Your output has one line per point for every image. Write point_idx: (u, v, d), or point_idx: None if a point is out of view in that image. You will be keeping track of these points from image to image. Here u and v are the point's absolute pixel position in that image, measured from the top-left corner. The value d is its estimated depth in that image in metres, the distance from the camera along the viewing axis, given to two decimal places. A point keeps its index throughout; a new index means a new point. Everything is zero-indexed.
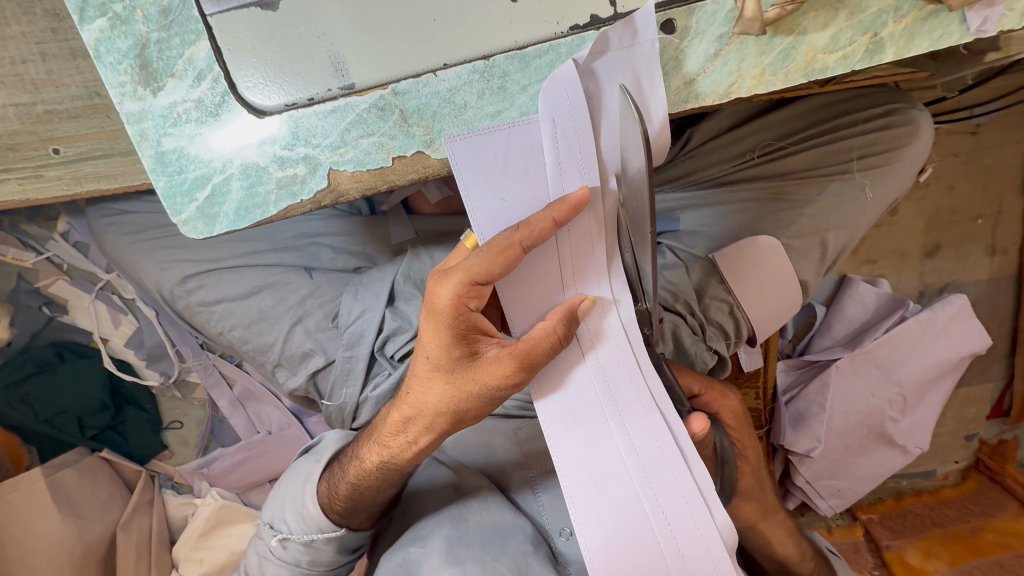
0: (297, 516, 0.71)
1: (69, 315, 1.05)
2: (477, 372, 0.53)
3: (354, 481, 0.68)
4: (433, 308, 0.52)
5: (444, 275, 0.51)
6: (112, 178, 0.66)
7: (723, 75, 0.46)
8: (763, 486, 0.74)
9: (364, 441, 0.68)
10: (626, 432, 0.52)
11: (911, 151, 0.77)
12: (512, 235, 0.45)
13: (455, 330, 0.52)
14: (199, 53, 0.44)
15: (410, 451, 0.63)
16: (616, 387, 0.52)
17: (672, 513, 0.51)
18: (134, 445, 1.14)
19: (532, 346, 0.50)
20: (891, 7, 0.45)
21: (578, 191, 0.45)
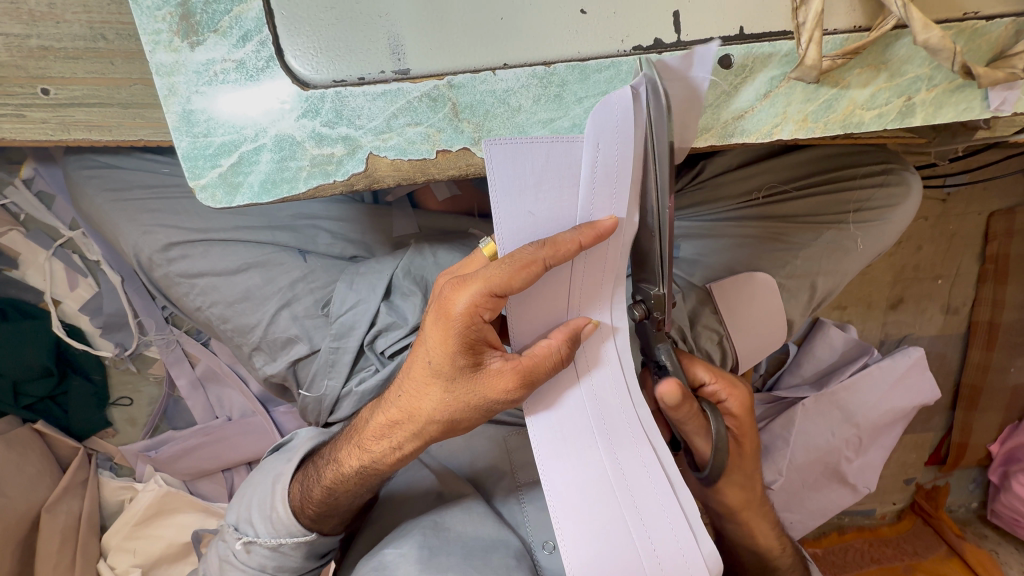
0: (265, 519, 0.67)
1: (19, 270, 0.96)
2: (480, 385, 0.51)
3: (328, 484, 0.64)
4: (441, 313, 0.49)
5: (458, 281, 0.49)
6: (106, 129, 0.62)
7: (769, 115, 0.48)
8: (752, 474, 0.71)
9: (343, 441, 0.65)
10: (616, 458, 0.52)
11: (900, 210, 0.82)
12: (537, 251, 0.44)
13: (463, 340, 0.49)
14: (249, 13, 0.41)
15: (394, 456, 0.60)
16: (609, 412, 0.53)
17: (660, 540, 0.50)
18: (74, 420, 1.04)
19: (539, 364, 0.49)
20: (926, 75, 0.48)
21: (606, 220, 0.45)
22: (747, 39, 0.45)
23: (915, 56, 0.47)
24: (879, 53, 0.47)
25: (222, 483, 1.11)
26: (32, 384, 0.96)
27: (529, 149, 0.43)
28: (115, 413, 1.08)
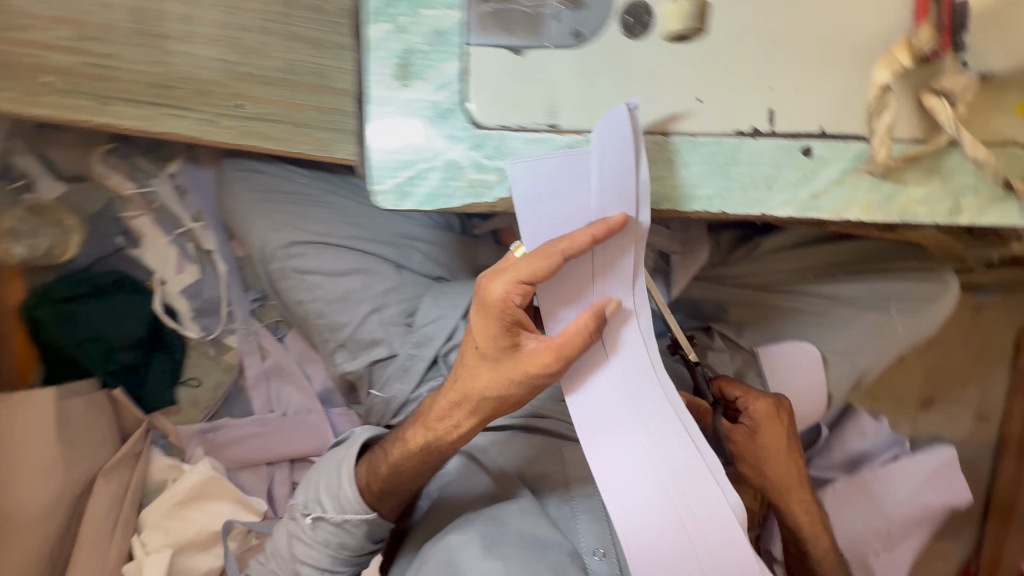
0: (332, 497, 0.73)
1: (138, 250, 1.07)
2: (519, 365, 0.58)
3: (394, 462, 0.71)
4: (482, 303, 0.57)
5: (497, 273, 0.56)
6: (279, 141, 0.77)
7: (840, 198, 0.57)
8: (786, 462, 0.82)
9: (408, 424, 0.72)
10: (647, 427, 0.59)
11: (939, 305, 0.90)
12: (556, 245, 0.52)
13: (502, 325, 0.57)
14: (449, 69, 0.55)
15: (451, 434, 0.67)
16: (636, 389, 0.59)
17: (692, 494, 0.59)
18: (147, 392, 1.12)
19: (571, 344, 0.56)
20: (972, 185, 0.58)
21: (616, 216, 0.53)
22: (828, 136, 0.56)
23: (963, 168, 0.58)
24: (934, 162, 0.58)
25: (264, 478, 1.16)
26: (124, 351, 1.07)
27: (545, 161, 0.52)
28: (182, 393, 1.16)
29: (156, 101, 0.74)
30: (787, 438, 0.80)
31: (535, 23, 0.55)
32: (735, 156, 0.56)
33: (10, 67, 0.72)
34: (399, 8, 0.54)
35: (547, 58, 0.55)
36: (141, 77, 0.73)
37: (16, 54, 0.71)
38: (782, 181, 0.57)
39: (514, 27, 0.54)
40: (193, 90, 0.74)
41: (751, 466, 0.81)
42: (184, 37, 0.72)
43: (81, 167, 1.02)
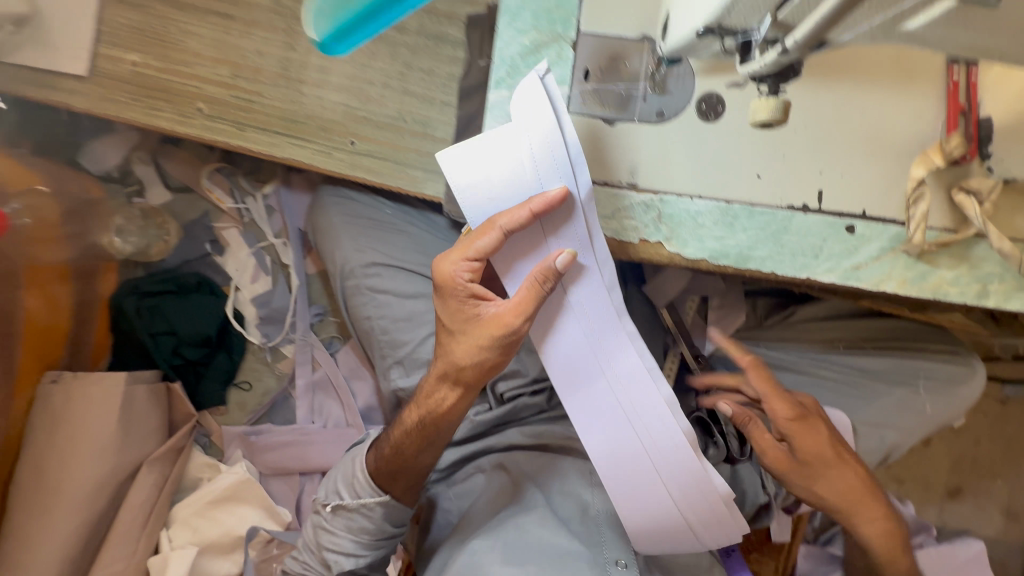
0: (348, 487, 0.83)
1: (222, 257, 1.18)
2: (481, 329, 0.68)
3: (396, 441, 0.80)
4: (443, 282, 0.68)
5: (448, 254, 0.67)
6: (380, 175, 0.87)
7: (879, 272, 0.65)
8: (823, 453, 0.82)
9: (407, 409, 0.80)
10: (607, 372, 0.67)
11: (965, 388, 0.95)
12: (494, 221, 0.61)
13: (460, 296, 0.68)
14: None
15: (438, 403, 0.75)
16: (599, 337, 0.66)
17: (649, 423, 0.67)
18: (202, 390, 1.19)
19: (519, 305, 0.64)
20: (998, 273, 0.65)
21: (553, 188, 0.60)
22: (870, 218, 0.65)
23: (989, 258, 0.65)
24: (963, 249, 0.65)
25: (293, 489, 1.19)
26: (191, 347, 1.15)
27: (472, 148, 0.61)
28: (232, 394, 1.23)
29: (285, 132, 0.87)
30: (834, 447, 0.82)
31: (627, 101, 0.65)
32: (787, 226, 0.65)
33: (170, 92, 0.85)
34: (518, 79, 0.65)
35: (633, 130, 0.65)
36: (277, 111, 0.86)
37: (178, 84, 0.85)
38: (827, 251, 0.65)
39: (609, 103, 0.65)
40: (316, 126, 0.87)
41: (805, 483, 0.82)
42: (318, 83, 0.86)
43: (191, 181, 1.15)
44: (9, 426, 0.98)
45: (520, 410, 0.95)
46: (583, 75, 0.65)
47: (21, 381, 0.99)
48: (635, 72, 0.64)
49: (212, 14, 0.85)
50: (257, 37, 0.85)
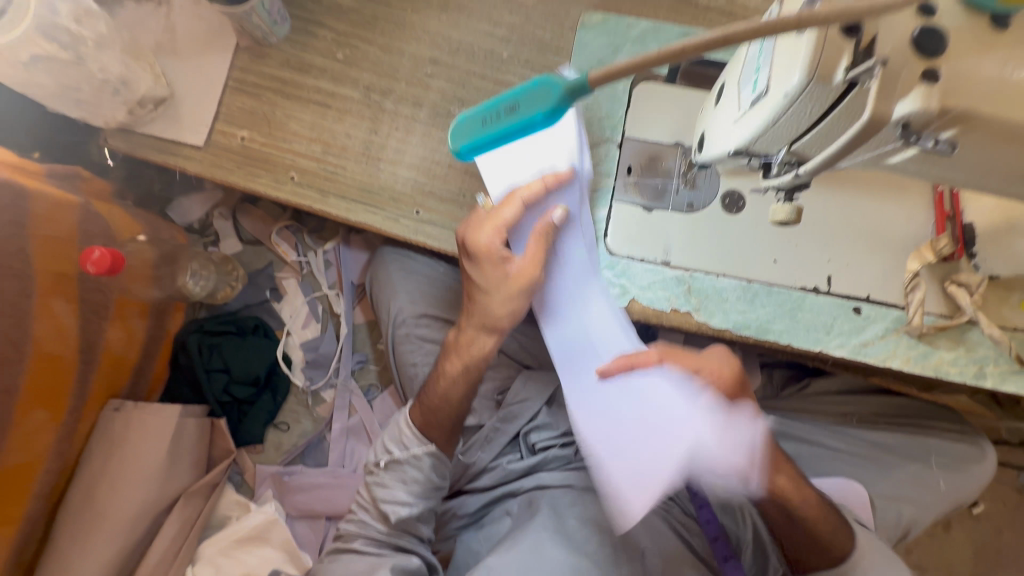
0: (398, 442, 0.91)
1: (278, 304, 1.30)
2: (511, 284, 0.76)
3: (443, 388, 0.87)
4: (471, 249, 0.75)
5: (478, 228, 0.74)
6: (439, 241, 1.00)
7: (885, 349, 0.74)
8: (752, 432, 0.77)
9: (445, 357, 0.89)
10: (579, 291, 0.76)
11: (976, 467, 0.99)
12: (516, 195, 0.71)
13: (489, 261, 0.75)
14: (599, 214, 0.77)
15: (480, 351, 0.84)
16: (580, 271, 0.75)
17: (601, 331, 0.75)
18: (243, 428, 1.25)
19: (536, 258, 0.73)
20: (992, 357, 0.73)
21: (564, 169, 0.70)
22: (875, 303, 0.74)
23: (983, 342, 0.74)
24: (958, 333, 0.74)
25: (318, 533, 1.21)
26: (240, 385, 1.23)
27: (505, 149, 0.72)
28: (269, 434, 1.28)
29: (361, 200, 1.01)
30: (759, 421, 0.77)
31: (663, 193, 0.77)
32: (801, 305, 0.75)
33: (269, 163, 1.01)
34: None
35: (666, 217, 0.76)
36: (356, 183, 1.01)
37: (276, 157, 1.01)
38: (837, 328, 0.74)
39: (646, 194, 0.77)
40: (388, 196, 1.01)
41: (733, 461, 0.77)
42: (394, 161, 1.01)
43: (261, 236, 1.30)
44: (70, 449, 1.04)
45: (550, 461, 1.03)
46: (626, 170, 0.78)
47: (89, 405, 1.06)
48: (670, 169, 0.77)
49: (313, 103, 1.02)
50: (348, 122, 1.02)
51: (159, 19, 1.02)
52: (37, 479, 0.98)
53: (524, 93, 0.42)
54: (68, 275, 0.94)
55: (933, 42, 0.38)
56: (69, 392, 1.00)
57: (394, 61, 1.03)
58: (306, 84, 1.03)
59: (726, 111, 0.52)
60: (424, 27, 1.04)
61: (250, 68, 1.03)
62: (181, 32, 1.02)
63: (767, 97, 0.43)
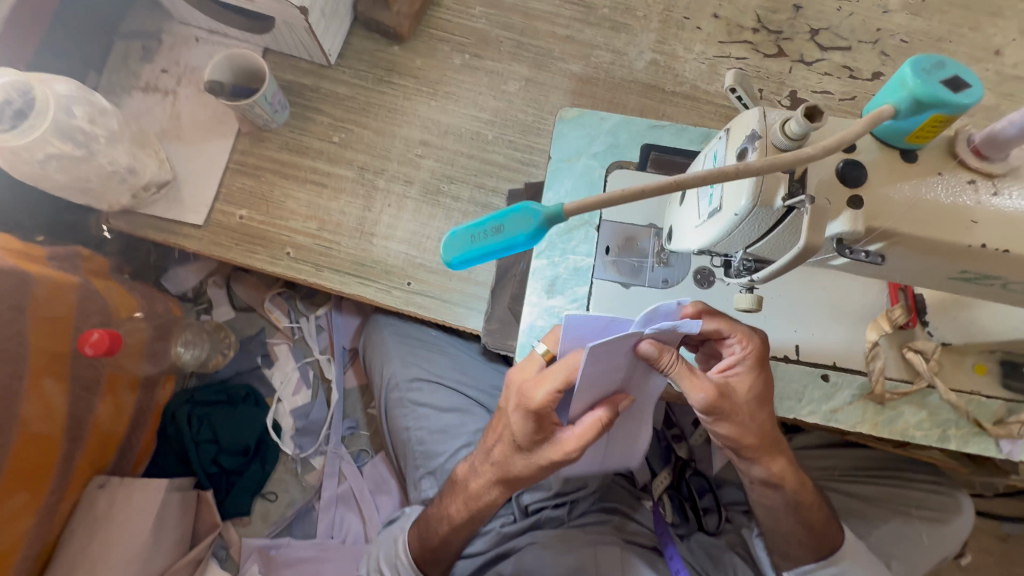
0: (390, 564, 0.89)
1: (269, 370, 1.31)
2: (551, 450, 0.73)
3: (444, 534, 0.85)
4: (528, 401, 0.70)
5: (535, 385, 0.70)
6: (429, 310, 1.04)
7: (853, 414, 0.78)
8: (753, 417, 0.75)
9: (448, 499, 0.87)
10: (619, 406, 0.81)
11: (959, 520, 1.00)
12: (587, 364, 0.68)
13: (540, 421, 0.71)
14: (581, 291, 0.82)
15: (488, 504, 0.83)
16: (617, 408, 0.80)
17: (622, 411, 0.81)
18: (230, 500, 1.23)
19: (587, 436, 0.70)
20: (953, 420, 0.78)
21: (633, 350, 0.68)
22: (839, 369, 0.79)
23: (943, 407, 0.79)
24: (920, 397, 0.79)
25: None
26: (229, 456, 1.23)
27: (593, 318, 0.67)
28: (256, 504, 1.26)
29: (355, 274, 1.05)
30: (762, 404, 0.75)
31: (639, 270, 0.81)
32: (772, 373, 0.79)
33: (266, 240, 1.06)
34: (554, 251, 0.84)
35: (644, 292, 0.80)
36: (350, 257, 1.06)
37: (273, 233, 1.06)
38: (808, 396, 0.79)
39: (625, 271, 0.82)
40: (381, 269, 1.05)
41: (718, 427, 0.76)
42: (386, 236, 1.07)
43: (254, 303, 1.32)
44: (51, 531, 1.02)
45: (545, 522, 1.02)
46: (605, 249, 0.83)
47: (72, 483, 1.05)
48: (645, 249, 0.82)
49: (310, 183, 1.09)
50: (343, 200, 1.08)
51: (165, 107, 1.09)
52: (15, 566, 0.95)
53: (507, 217, 0.48)
54: (60, 357, 0.95)
55: (856, 174, 0.45)
56: (51, 471, 0.98)
57: (387, 143, 1.11)
58: (303, 166, 1.09)
59: (689, 215, 0.58)
60: (415, 112, 1.12)
61: (250, 152, 1.09)
62: (186, 120, 1.08)
63: (721, 213, 0.49)
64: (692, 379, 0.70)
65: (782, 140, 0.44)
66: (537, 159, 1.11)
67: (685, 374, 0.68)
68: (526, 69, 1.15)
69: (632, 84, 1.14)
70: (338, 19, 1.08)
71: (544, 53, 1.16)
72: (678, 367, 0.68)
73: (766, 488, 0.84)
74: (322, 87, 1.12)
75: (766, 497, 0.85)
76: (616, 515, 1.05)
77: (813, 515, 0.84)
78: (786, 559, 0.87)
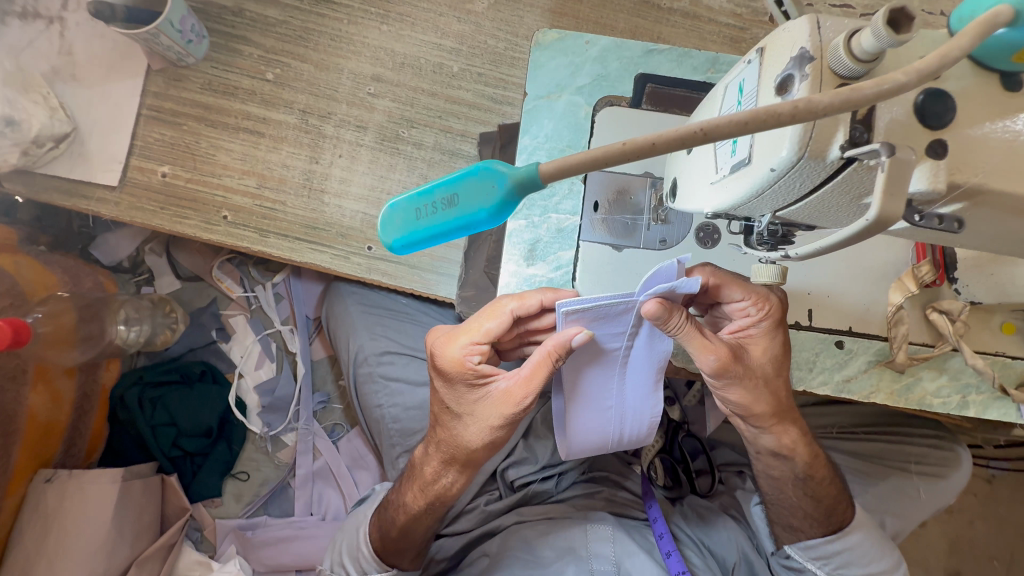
0: (355, 560, 0.81)
1: (227, 344, 1.19)
2: (496, 407, 0.64)
3: (402, 523, 0.77)
4: (448, 362, 0.64)
5: (448, 340, 0.65)
6: (394, 278, 0.92)
7: (867, 384, 0.71)
8: (768, 382, 0.67)
9: (405, 485, 0.79)
10: (617, 391, 0.67)
11: (958, 475, 0.97)
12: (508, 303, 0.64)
13: (467, 380, 0.65)
14: (566, 256, 0.70)
15: (446, 489, 0.74)
16: (611, 389, 0.67)
17: (624, 396, 0.68)
18: (196, 483, 1.15)
19: (534, 381, 0.61)
20: (974, 385, 0.72)
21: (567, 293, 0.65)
22: (856, 334, 0.70)
23: (965, 370, 0.71)
24: (941, 361, 0.71)
25: None
26: (190, 438, 1.13)
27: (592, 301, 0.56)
28: (228, 485, 1.19)
29: (306, 238, 0.91)
30: (777, 367, 0.67)
31: (633, 229, 0.69)
32: None
33: (197, 202, 0.90)
34: (533, 210, 0.71)
35: (639, 255, 0.69)
36: (298, 219, 0.91)
37: (205, 194, 0.90)
38: (820, 364, 0.71)
39: (617, 231, 0.69)
40: (337, 233, 0.91)
41: (730, 395, 0.68)
42: (339, 193, 0.92)
43: (201, 271, 1.18)
44: None
45: (531, 497, 0.97)
46: (594, 206, 0.70)
47: (15, 479, 0.96)
48: (639, 205, 0.70)
49: (243, 131, 0.91)
50: (284, 151, 0.92)
51: (51, 39, 0.88)
52: None
53: (462, 183, 0.35)
54: None
55: (939, 110, 0.33)
56: None
57: (332, 80, 0.93)
58: (233, 109, 0.91)
59: (702, 167, 0.45)
60: (364, 40, 0.94)
61: (166, 94, 0.90)
62: (80, 55, 0.88)
63: (749, 167, 0.37)
64: (702, 340, 0.60)
65: (845, 64, 0.32)
66: (511, 95, 0.95)
67: (695, 335, 0.59)
68: None
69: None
70: None
71: None
72: (687, 328, 0.58)
73: (773, 458, 0.79)
74: (247, 9, 0.92)
75: (772, 467, 0.80)
76: (606, 485, 0.99)
77: (821, 489, 0.80)
78: (791, 532, 0.83)
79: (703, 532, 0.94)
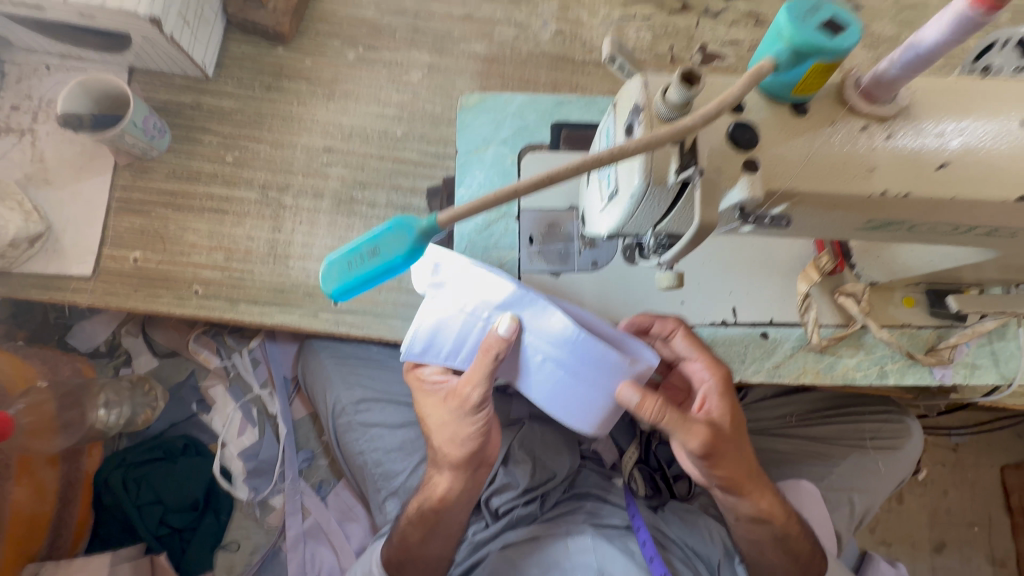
0: None
1: (208, 415, 1.21)
2: (452, 406, 0.74)
3: (402, 529, 0.85)
4: (411, 385, 0.80)
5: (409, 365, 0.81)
6: (357, 328, 0.94)
7: (795, 367, 0.79)
8: (739, 450, 0.77)
9: None
10: (545, 350, 0.69)
11: (909, 444, 1.05)
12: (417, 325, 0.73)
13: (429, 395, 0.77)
14: None
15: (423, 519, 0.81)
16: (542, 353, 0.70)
17: (555, 344, 0.68)
18: (186, 560, 1.13)
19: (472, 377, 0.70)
20: (890, 356, 0.80)
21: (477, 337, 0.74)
22: (778, 326, 0.78)
23: (878, 344, 0.80)
24: (857, 338, 0.80)
25: None
26: (177, 514, 1.14)
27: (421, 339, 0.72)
28: (218, 559, 1.17)
29: (275, 301, 0.96)
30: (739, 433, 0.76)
31: (567, 255, 0.77)
32: (713, 339, 0.79)
33: (169, 280, 0.96)
34: (476, 251, 0.79)
35: (574, 279, 0.77)
36: (266, 285, 0.97)
37: (177, 272, 0.96)
38: (750, 355, 0.79)
39: (552, 259, 0.77)
40: (304, 292, 0.97)
41: (714, 469, 0.75)
42: (303, 255, 0.99)
43: (177, 346, 1.22)
44: None
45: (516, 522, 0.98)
46: (529, 240, 0.78)
47: None
48: (570, 233, 0.78)
49: (208, 211, 0.99)
50: (248, 225, 0.99)
51: (24, 150, 0.96)
52: None
53: (380, 237, 0.43)
54: None
55: (746, 136, 0.43)
56: None
57: (288, 155, 1.02)
58: (197, 192, 0.99)
59: (594, 198, 0.54)
60: (313, 117, 1.04)
61: (134, 185, 0.98)
62: (51, 161, 0.96)
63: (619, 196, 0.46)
64: (683, 424, 0.67)
65: (665, 110, 0.41)
66: (452, 151, 1.05)
67: (674, 420, 0.65)
68: (427, 56, 1.08)
69: (540, 58, 1.09)
70: (206, 24, 0.98)
71: (444, 36, 1.09)
72: (664, 411, 0.64)
73: (752, 523, 0.85)
74: (204, 103, 1.02)
75: (751, 531, 0.86)
76: (589, 500, 1.03)
77: (786, 526, 0.85)
78: None
79: (687, 534, 0.97)
